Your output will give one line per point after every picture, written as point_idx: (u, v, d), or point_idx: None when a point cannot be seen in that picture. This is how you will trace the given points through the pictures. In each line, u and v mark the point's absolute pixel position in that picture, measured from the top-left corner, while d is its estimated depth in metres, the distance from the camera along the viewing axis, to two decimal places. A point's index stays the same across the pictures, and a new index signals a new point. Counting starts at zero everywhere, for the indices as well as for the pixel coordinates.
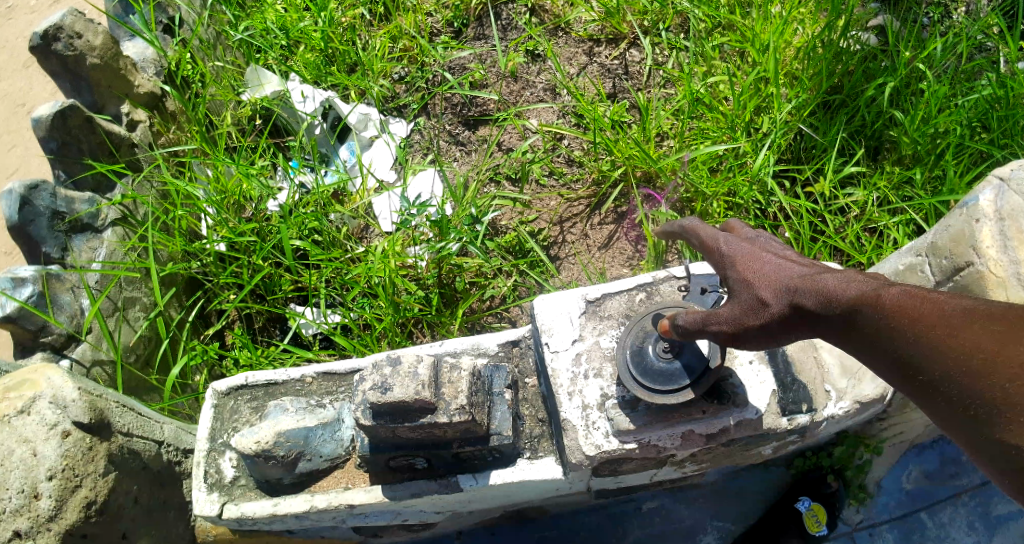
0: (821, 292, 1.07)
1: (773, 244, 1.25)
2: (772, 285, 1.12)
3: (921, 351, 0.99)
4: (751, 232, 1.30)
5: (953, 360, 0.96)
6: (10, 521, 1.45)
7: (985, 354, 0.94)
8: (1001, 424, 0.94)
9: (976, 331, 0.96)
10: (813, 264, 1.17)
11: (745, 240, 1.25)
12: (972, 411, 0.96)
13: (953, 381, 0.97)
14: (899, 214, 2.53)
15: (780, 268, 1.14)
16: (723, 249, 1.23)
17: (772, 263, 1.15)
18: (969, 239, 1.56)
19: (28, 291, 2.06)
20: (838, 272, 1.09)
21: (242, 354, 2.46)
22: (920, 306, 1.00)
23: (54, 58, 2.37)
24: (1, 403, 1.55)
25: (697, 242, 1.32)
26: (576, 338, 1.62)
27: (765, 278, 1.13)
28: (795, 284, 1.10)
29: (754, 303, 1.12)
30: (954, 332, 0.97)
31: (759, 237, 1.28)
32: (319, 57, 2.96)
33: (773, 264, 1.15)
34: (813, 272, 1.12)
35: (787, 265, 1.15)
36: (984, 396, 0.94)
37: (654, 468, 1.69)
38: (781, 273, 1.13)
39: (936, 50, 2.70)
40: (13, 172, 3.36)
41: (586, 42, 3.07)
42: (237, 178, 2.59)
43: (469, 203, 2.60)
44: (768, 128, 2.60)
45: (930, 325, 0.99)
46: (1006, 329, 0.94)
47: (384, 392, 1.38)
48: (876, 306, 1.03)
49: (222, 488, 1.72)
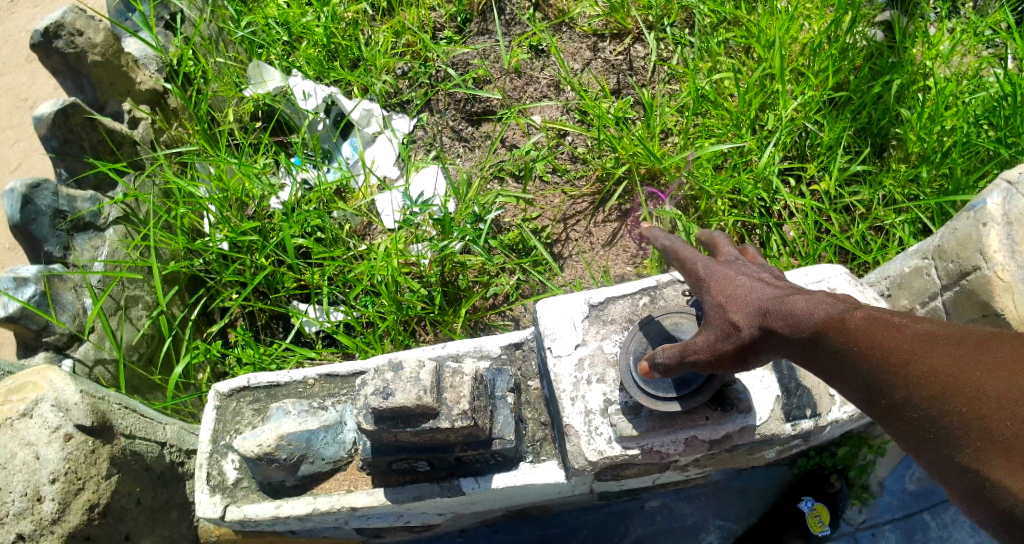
0: (790, 315, 1.16)
1: (750, 266, 1.33)
2: (744, 308, 1.21)
3: (887, 375, 1.06)
4: (733, 253, 1.37)
5: (914, 383, 1.03)
6: (14, 523, 1.46)
7: (943, 378, 1.01)
8: (959, 445, 0.99)
9: (936, 355, 1.03)
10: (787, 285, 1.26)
11: (722, 263, 1.32)
12: (933, 433, 1.01)
13: (915, 403, 1.03)
14: (905, 212, 2.49)
15: (753, 289, 1.23)
16: (700, 272, 1.31)
17: (745, 286, 1.24)
18: (976, 243, 1.54)
19: (30, 291, 2.06)
20: (806, 295, 1.18)
21: (244, 352, 2.45)
22: (883, 331, 1.07)
23: (55, 55, 2.36)
24: (4, 406, 1.55)
25: (676, 262, 1.37)
26: (579, 342, 1.61)
27: (738, 301, 1.22)
28: (765, 306, 1.19)
29: (728, 327, 1.21)
30: (914, 356, 1.04)
31: (737, 260, 1.34)
32: (322, 53, 2.94)
33: (746, 287, 1.24)
34: (783, 292, 1.20)
35: (761, 287, 1.23)
36: (946, 418, 1.00)
37: (657, 472, 1.68)
38: (754, 295, 1.22)
39: (942, 47, 2.68)
40: (16, 167, 3.36)
41: (590, 37, 3.05)
42: (240, 177, 2.59)
43: (472, 200, 2.58)
44: (774, 126, 2.58)
45: (892, 350, 1.06)
46: (961, 353, 1.02)
47: (385, 397, 1.37)
48: (842, 330, 1.10)
49: (224, 490, 1.72)
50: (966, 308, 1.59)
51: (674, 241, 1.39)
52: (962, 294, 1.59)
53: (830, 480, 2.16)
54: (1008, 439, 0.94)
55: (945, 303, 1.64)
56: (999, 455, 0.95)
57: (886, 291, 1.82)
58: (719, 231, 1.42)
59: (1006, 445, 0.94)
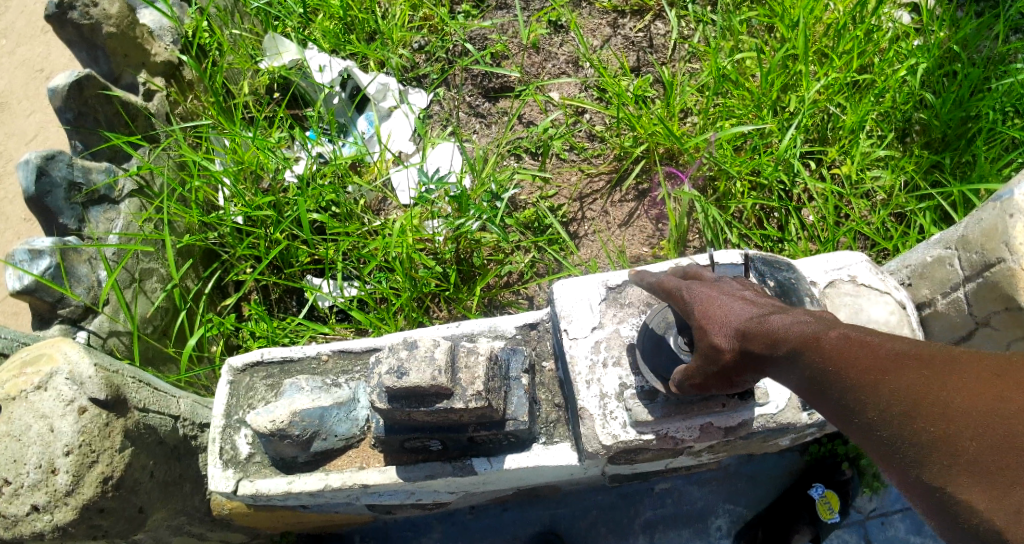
0: (766, 335, 1.09)
1: (735, 284, 1.26)
2: (725, 329, 1.15)
3: (861, 396, 0.97)
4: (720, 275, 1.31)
5: (890, 404, 0.95)
6: (29, 495, 1.49)
7: (916, 397, 0.93)
8: (931, 466, 0.90)
9: (907, 373, 0.95)
10: (773, 302, 1.18)
11: (707, 283, 1.26)
12: (904, 453, 0.93)
13: (888, 422, 0.95)
14: (927, 199, 2.44)
15: (734, 308, 1.17)
16: (683, 295, 1.25)
17: (726, 307, 1.17)
18: (1001, 235, 1.48)
19: (45, 263, 2.05)
20: (787, 312, 1.11)
21: (258, 326, 2.46)
22: (857, 350, 0.99)
23: (69, 27, 2.32)
24: (19, 378, 1.57)
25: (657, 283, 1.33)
26: (595, 325, 1.59)
27: (718, 323, 1.16)
28: (744, 328, 1.13)
29: (711, 349, 1.18)
30: (890, 376, 0.96)
31: (724, 280, 1.28)
32: (339, 26, 2.89)
33: (727, 308, 1.18)
34: (765, 311, 1.14)
35: (743, 306, 1.17)
36: (919, 439, 0.91)
37: (670, 457, 1.66)
38: (735, 316, 1.16)
39: (971, 30, 2.61)
40: (31, 139, 3.37)
41: (610, 13, 2.99)
42: (255, 150, 2.58)
43: (489, 178, 2.56)
44: (796, 108, 2.51)
45: (864, 368, 0.98)
46: (934, 370, 0.94)
47: (400, 377, 1.36)
48: (818, 350, 1.03)
49: (237, 464, 1.72)
50: (988, 300, 1.55)
51: (657, 275, 1.33)
52: (985, 287, 1.54)
53: (841, 467, 2.14)
54: (983, 460, 0.87)
55: (967, 294, 1.61)
56: (973, 475, 0.87)
57: (907, 280, 1.79)
58: (696, 262, 1.35)
59: (981, 465, 0.87)
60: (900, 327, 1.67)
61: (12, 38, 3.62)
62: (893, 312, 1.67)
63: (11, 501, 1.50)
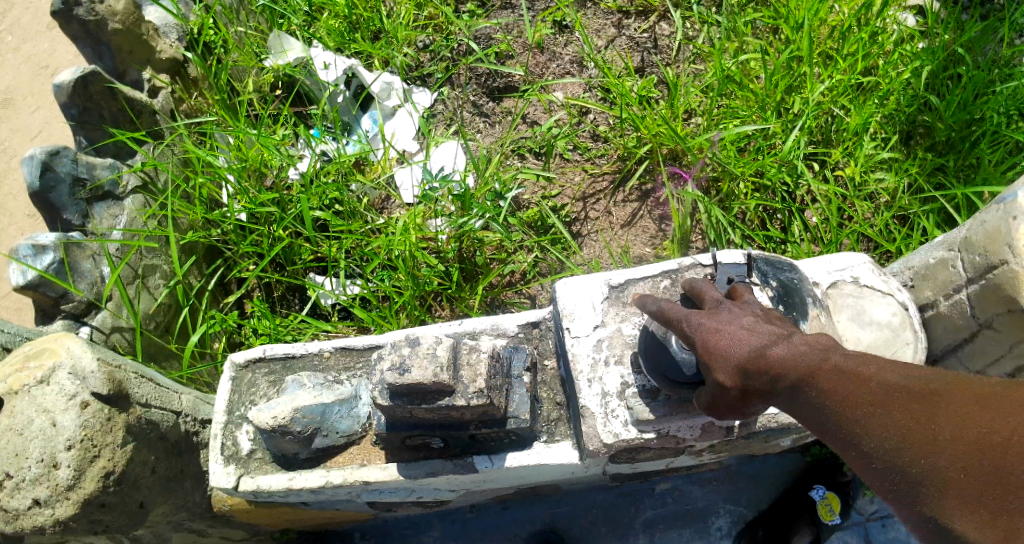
0: (768, 373, 1.08)
1: (735, 309, 1.23)
2: (727, 366, 1.12)
3: (856, 427, 1.00)
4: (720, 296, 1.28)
5: (884, 435, 0.98)
6: (31, 488, 1.49)
7: (908, 429, 0.96)
8: (925, 494, 0.94)
9: (899, 406, 0.98)
10: (776, 327, 1.15)
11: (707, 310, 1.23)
12: (900, 482, 0.97)
13: (881, 453, 0.98)
14: (930, 201, 2.44)
15: (736, 342, 1.12)
16: (685, 328, 1.21)
17: (728, 342, 1.13)
18: (1004, 237, 1.48)
19: (49, 259, 2.06)
20: (788, 345, 1.08)
21: (261, 323, 2.47)
22: (849, 384, 1.02)
23: (75, 23, 2.33)
24: (22, 372, 1.58)
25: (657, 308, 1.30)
26: (597, 324, 1.59)
27: (721, 359, 1.13)
28: (746, 364, 1.10)
29: (716, 384, 1.16)
30: (883, 409, 0.99)
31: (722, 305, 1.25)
32: (344, 24, 2.90)
33: (729, 341, 1.13)
34: (766, 343, 1.10)
35: (745, 336, 1.13)
36: (912, 469, 0.95)
37: (671, 456, 1.66)
38: (737, 351, 1.12)
39: (975, 33, 2.61)
40: (36, 135, 3.38)
41: (614, 14, 2.99)
42: (259, 147, 2.58)
43: (492, 176, 2.56)
44: (800, 109, 2.51)
45: (857, 402, 1.01)
46: (924, 401, 0.97)
47: (402, 373, 1.36)
48: (815, 385, 1.04)
49: (238, 460, 1.73)
50: (991, 302, 1.54)
51: (660, 303, 1.29)
52: (988, 289, 1.54)
53: (843, 469, 2.14)
54: (973, 488, 0.90)
55: (970, 296, 1.60)
56: (965, 502, 0.91)
57: (909, 282, 1.79)
58: (700, 277, 1.33)
59: (972, 493, 0.90)
60: (902, 329, 1.67)
61: (18, 34, 3.63)
62: (895, 314, 1.67)
63: (12, 495, 1.50)
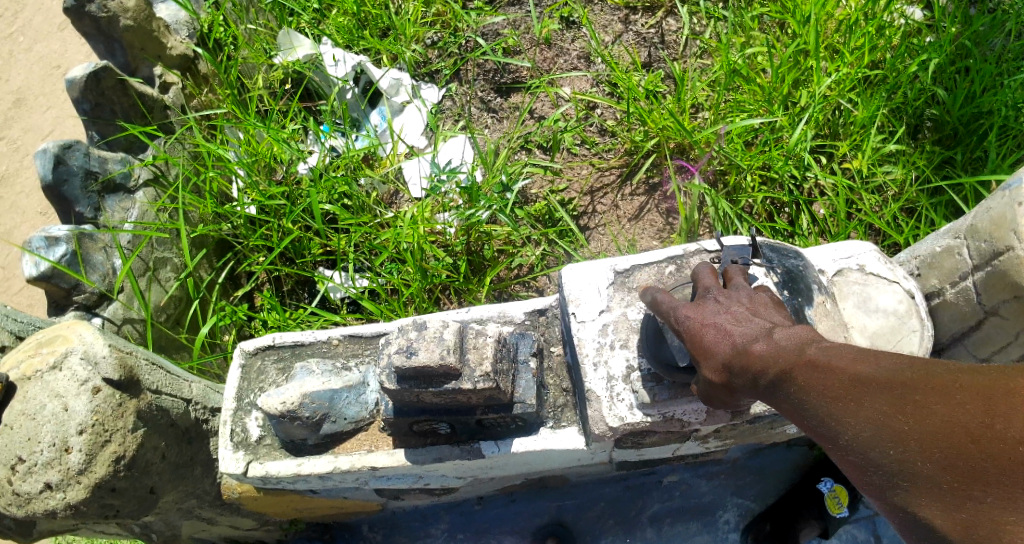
0: (750, 369, 1.11)
1: (727, 298, 1.24)
2: (713, 362, 1.17)
3: (832, 420, 0.99)
4: (712, 282, 1.29)
5: (858, 427, 0.95)
6: (43, 472, 1.51)
7: (884, 421, 0.93)
8: (900, 487, 0.91)
9: (873, 398, 0.95)
10: (763, 320, 1.17)
11: (698, 302, 1.26)
12: (876, 474, 0.94)
13: (857, 447, 0.95)
14: (939, 194, 2.43)
15: (722, 338, 1.16)
16: (673, 322, 1.25)
17: (712, 337, 1.17)
18: (1009, 223, 1.48)
19: (61, 250, 2.09)
20: (770, 340, 1.11)
21: (271, 316, 2.48)
22: (824, 377, 1.01)
23: (87, 19, 2.37)
24: (35, 357, 1.60)
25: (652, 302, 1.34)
26: (603, 309, 1.59)
27: (706, 355, 1.17)
28: (730, 361, 1.14)
29: (707, 380, 1.20)
30: (857, 401, 0.97)
31: (711, 293, 1.26)
32: (352, 21, 2.93)
33: (713, 336, 1.17)
34: (748, 339, 1.13)
35: (731, 331, 1.16)
36: (887, 462, 0.92)
37: (677, 442, 1.68)
38: (722, 347, 1.16)
39: (983, 26, 2.61)
40: (48, 133, 3.41)
41: (622, 10, 3.00)
42: (269, 141, 2.61)
43: (500, 170, 2.58)
44: (806, 103, 2.50)
45: (833, 396, 0.99)
46: (897, 392, 0.93)
47: (409, 356, 1.38)
48: (793, 380, 1.05)
49: (247, 446, 1.74)
50: (997, 289, 1.55)
51: (656, 294, 1.33)
52: (994, 276, 1.54)
53: None
54: (944, 479, 0.87)
55: (976, 283, 1.60)
56: (937, 493, 0.87)
57: (916, 271, 1.78)
58: (699, 262, 1.33)
59: (943, 484, 0.87)
60: (908, 317, 1.66)
61: (30, 35, 3.68)
62: (902, 301, 1.67)
63: (24, 479, 1.52)
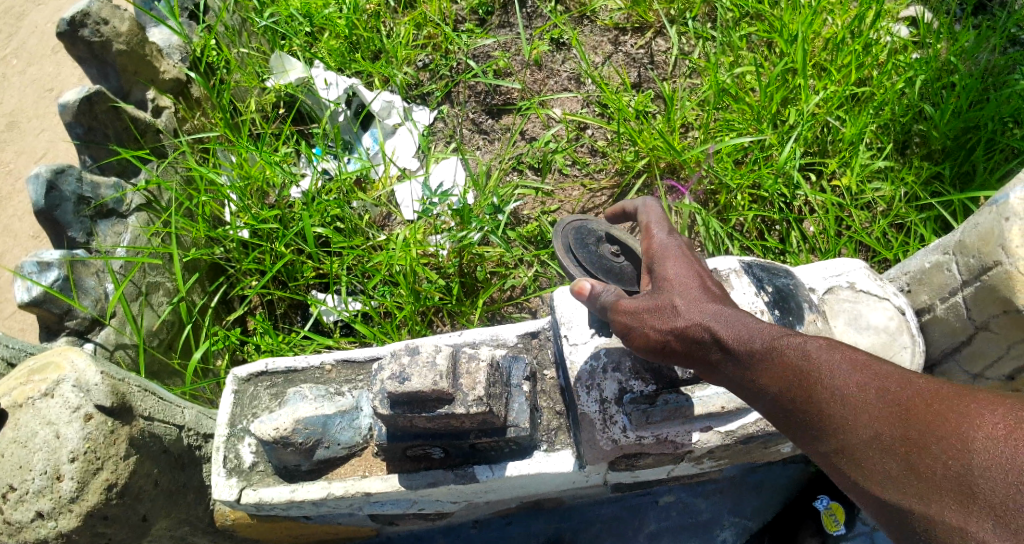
0: (735, 323, 1.25)
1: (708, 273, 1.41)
2: (688, 296, 1.30)
3: (853, 406, 1.11)
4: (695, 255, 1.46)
5: (884, 418, 1.08)
6: (34, 501, 1.50)
7: (917, 419, 1.05)
8: (927, 483, 1.00)
9: (905, 397, 1.08)
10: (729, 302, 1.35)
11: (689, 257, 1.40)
12: (898, 468, 1.04)
13: (880, 438, 1.07)
14: (927, 209, 2.46)
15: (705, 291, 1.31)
16: (665, 258, 1.37)
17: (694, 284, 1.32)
18: (998, 238, 1.50)
19: (54, 275, 2.07)
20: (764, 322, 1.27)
21: (263, 340, 2.47)
22: (850, 367, 1.14)
23: (80, 44, 2.38)
24: (27, 385, 1.59)
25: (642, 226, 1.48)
26: (594, 331, 1.60)
27: (685, 287, 1.31)
28: (714, 309, 1.27)
29: (667, 306, 1.30)
30: (888, 396, 1.09)
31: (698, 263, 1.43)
32: (344, 44, 2.95)
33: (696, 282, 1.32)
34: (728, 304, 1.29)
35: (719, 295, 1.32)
36: (918, 459, 1.02)
37: (672, 463, 1.67)
38: (702, 295, 1.30)
39: (969, 42, 2.65)
40: (41, 156, 3.42)
41: (611, 30, 3.03)
42: (261, 164, 2.61)
43: (491, 192, 2.59)
44: (795, 120, 2.52)
45: (861, 385, 1.12)
46: (935, 397, 1.06)
47: (401, 382, 1.38)
48: (804, 356, 1.18)
49: (240, 473, 1.73)
50: (987, 304, 1.56)
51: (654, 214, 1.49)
52: (983, 291, 1.55)
53: None
54: (976, 483, 0.96)
55: (965, 298, 1.61)
56: (966, 501, 0.96)
57: (906, 287, 1.80)
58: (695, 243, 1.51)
59: (971, 489, 0.96)
60: (899, 333, 1.66)
61: (24, 58, 3.70)
62: (893, 318, 1.67)
63: (15, 508, 1.51)
